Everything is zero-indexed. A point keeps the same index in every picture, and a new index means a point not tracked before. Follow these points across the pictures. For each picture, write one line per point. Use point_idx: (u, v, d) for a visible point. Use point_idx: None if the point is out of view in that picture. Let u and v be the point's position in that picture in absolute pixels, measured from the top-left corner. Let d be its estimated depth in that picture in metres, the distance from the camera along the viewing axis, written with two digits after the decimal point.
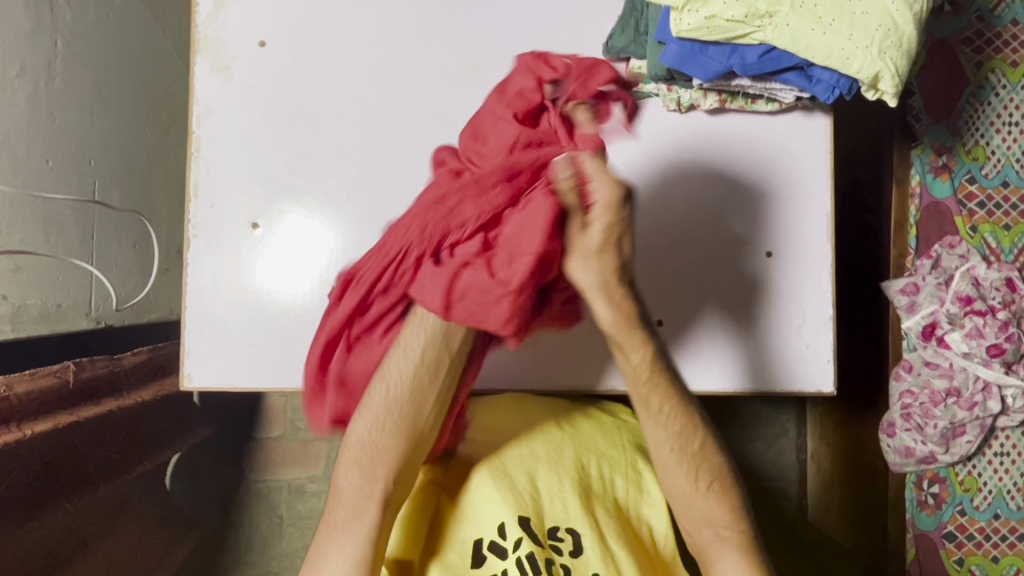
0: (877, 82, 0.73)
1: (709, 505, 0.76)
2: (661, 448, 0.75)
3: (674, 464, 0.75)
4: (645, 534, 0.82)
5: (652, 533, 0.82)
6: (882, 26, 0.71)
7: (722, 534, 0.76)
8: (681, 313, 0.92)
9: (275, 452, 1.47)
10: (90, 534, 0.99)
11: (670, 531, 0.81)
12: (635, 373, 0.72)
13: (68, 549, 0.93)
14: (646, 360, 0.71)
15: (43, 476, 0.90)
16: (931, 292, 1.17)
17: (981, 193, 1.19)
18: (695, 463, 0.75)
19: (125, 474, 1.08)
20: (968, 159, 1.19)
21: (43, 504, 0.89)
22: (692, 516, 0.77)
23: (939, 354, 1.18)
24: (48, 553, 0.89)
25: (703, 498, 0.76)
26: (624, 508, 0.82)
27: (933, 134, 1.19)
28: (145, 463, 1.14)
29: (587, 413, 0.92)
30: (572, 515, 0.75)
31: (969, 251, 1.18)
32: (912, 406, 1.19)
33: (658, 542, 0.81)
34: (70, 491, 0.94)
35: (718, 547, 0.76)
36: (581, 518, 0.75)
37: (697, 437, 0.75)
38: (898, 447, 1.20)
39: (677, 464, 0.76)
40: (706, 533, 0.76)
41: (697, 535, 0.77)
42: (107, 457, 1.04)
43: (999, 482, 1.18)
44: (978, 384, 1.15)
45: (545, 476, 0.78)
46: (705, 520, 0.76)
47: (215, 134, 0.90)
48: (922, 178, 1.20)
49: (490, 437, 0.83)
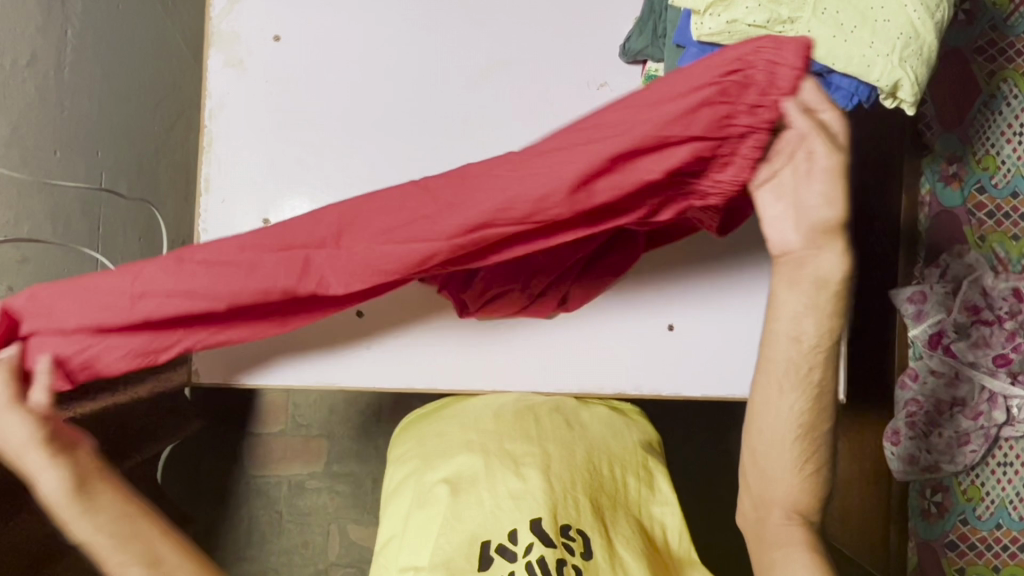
0: (896, 90, 0.73)
1: (789, 487, 0.68)
2: (781, 421, 0.66)
3: (786, 440, 0.66)
4: (658, 532, 0.82)
5: (663, 529, 0.83)
6: (903, 35, 0.71)
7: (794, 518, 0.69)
8: (692, 317, 0.93)
9: (275, 448, 1.46)
10: None
11: (682, 528, 0.82)
12: (802, 341, 0.63)
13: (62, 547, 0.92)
14: (825, 335, 0.63)
15: None
16: (939, 301, 1.19)
17: (990, 203, 1.16)
18: (812, 448, 0.67)
19: (116, 465, 1.08)
20: (978, 169, 1.17)
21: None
22: (775, 491, 0.69)
23: (945, 363, 1.19)
24: (42, 554, 0.87)
25: (796, 482, 0.68)
26: (635, 506, 0.82)
27: (944, 143, 1.22)
28: (134, 457, 1.12)
29: (591, 407, 0.92)
30: (583, 519, 0.74)
31: (977, 261, 1.17)
32: (916, 415, 1.21)
33: (671, 539, 0.82)
34: None
35: (783, 532, 0.69)
36: (591, 522, 0.74)
37: (827, 424, 0.66)
38: (901, 455, 1.22)
39: (777, 442, 0.67)
40: (776, 513, 0.69)
41: (765, 513, 0.70)
42: (100, 449, 1.04)
43: (1002, 492, 1.14)
44: (983, 394, 1.14)
45: (556, 471, 0.78)
46: (782, 501, 0.69)
47: (227, 128, 0.90)
48: (932, 187, 1.24)
49: (500, 432, 0.82)
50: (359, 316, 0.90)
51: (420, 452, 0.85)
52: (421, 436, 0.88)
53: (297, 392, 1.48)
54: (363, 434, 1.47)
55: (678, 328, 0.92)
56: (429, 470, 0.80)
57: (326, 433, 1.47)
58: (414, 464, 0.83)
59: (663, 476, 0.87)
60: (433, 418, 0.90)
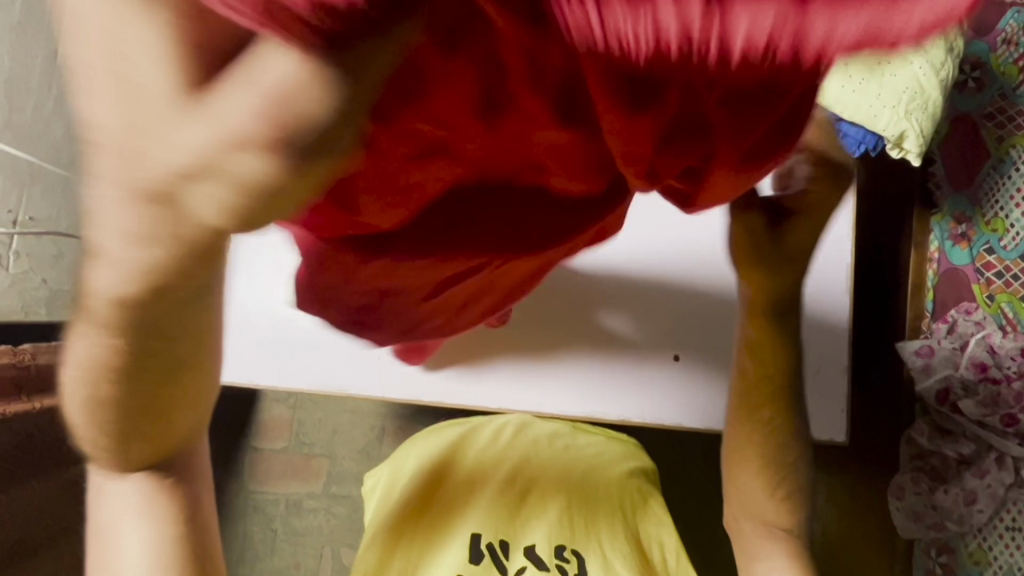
0: (902, 141, 0.79)
1: (773, 509, 0.69)
2: (741, 456, 0.69)
3: (745, 459, 0.69)
4: (657, 550, 0.84)
5: (662, 550, 0.84)
6: (909, 89, 0.76)
7: (778, 534, 0.69)
8: (699, 346, 0.93)
9: (274, 464, 1.47)
10: (57, 529, 1.01)
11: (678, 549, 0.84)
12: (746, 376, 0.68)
13: (34, 541, 0.96)
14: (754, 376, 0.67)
15: (26, 450, 0.93)
16: (946, 356, 1.20)
17: (999, 264, 1.20)
18: (775, 471, 0.68)
19: None
20: (986, 230, 1.21)
21: (18, 481, 0.92)
22: (744, 510, 0.71)
23: (951, 418, 1.19)
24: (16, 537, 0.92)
25: (772, 505, 0.69)
26: (632, 523, 0.84)
27: (953, 203, 1.24)
28: None
29: (587, 433, 0.95)
30: (576, 537, 0.79)
31: (984, 318, 1.20)
32: (921, 470, 1.22)
33: (668, 558, 0.84)
34: (43, 471, 0.97)
35: None
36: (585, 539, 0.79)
37: (789, 447, 0.68)
38: (907, 511, 1.23)
39: (756, 468, 0.68)
40: (756, 530, 0.70)
41: (741, 525, 0.72)
42: None
43: (1009, 557, 1.12)
44: (991, 455, 1.14)
45: (545, 498, 0.82)
46: (767, 517, 0.69)
47: None
48: (941, 245, 1.25)
49: (496, 457, 0.86)
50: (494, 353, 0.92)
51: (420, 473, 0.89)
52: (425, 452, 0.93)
53: (303, 410, 1.49)
54: (365, 456, 1.47)
55: (684, 358, 0.93)
56: (431, 481, 0.84)
57: (327, 453, 1.48)
58: (415, 473, 0.87)
59: (658, 499, 0.89)
60: (434, 436, 0.95)
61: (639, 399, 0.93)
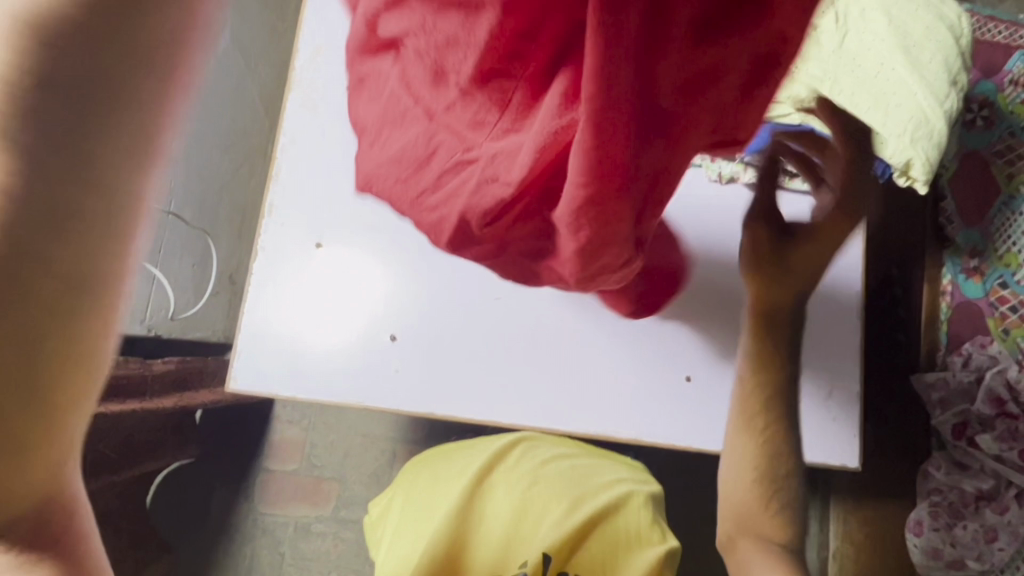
0: (908, 168, 0.79)
1: (766, 515, 0.73)
2: (740, 465, 0.74)
3: (739, 482, 0.74)
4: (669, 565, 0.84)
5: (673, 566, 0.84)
6: (914, 118, 0.79)
7: (774, 544, 0.72)
8: (711, 368, 0.95)
9: (284, 485, 1.48)
10: None
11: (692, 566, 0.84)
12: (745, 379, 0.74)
13: None
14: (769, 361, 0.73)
15: None
16: (960, 389, 1.19)
17: (1012, 298, 1.20)
18: (766, 483, 0.73)
19: (110, 475, 1.06)
20: (1000, 264, 1.22)
21: None
22: (743, 527, 0.74)
23: (970, 454, 1.17)
24: None
25: (768, 515, 0.73)
26: (643, 542, 0.84)
27: (965, 236, 1.25)
28: (141, 465, 1.17)
29: (595, 457, 0.96)
30: (584, 557, 0.80)
31: (999, 352, 1.18)
32: (940, 505, 1.19)
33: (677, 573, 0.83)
34: None
35: None
36: (591, 555, 0.80)
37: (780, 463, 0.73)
38: (924, 547, 1.19)
39: (750, 479, 0.73)
40: (751, 544, 0.73)
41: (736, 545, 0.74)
42: (102, 452, 1.02)
43: None
44: (1010, 491, 1.11)
45: (551, 510, 0.83)
46: (756, 530, 0.73)
47: (295, 160, 1.00)
48: (954, 277, 1.26)
49: (504, 471, 0.89)
50: (513, 365, 0.95)
51: (430, 490, 0.91)
52: (437, 470, 0.95)
53: (316, 432, 1.50)
54: (376, 481, 1.47)
55: (696, 379, 0.95)
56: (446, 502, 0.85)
57: (338, 476, 1.48)
58: (421, 505, 0.89)
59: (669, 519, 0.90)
60: (448, 457, 0.97)
61: (652, 416, 0.95)
